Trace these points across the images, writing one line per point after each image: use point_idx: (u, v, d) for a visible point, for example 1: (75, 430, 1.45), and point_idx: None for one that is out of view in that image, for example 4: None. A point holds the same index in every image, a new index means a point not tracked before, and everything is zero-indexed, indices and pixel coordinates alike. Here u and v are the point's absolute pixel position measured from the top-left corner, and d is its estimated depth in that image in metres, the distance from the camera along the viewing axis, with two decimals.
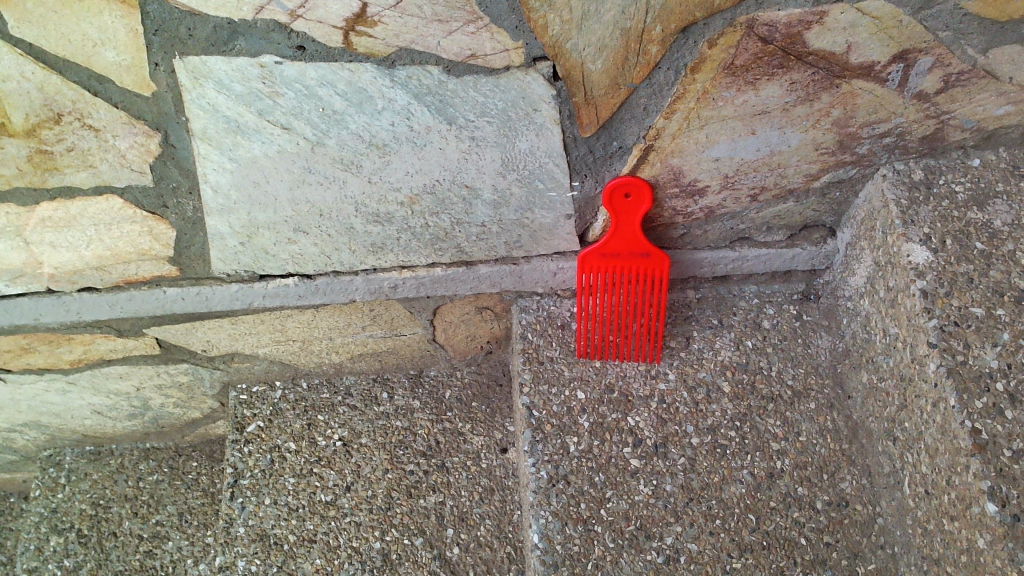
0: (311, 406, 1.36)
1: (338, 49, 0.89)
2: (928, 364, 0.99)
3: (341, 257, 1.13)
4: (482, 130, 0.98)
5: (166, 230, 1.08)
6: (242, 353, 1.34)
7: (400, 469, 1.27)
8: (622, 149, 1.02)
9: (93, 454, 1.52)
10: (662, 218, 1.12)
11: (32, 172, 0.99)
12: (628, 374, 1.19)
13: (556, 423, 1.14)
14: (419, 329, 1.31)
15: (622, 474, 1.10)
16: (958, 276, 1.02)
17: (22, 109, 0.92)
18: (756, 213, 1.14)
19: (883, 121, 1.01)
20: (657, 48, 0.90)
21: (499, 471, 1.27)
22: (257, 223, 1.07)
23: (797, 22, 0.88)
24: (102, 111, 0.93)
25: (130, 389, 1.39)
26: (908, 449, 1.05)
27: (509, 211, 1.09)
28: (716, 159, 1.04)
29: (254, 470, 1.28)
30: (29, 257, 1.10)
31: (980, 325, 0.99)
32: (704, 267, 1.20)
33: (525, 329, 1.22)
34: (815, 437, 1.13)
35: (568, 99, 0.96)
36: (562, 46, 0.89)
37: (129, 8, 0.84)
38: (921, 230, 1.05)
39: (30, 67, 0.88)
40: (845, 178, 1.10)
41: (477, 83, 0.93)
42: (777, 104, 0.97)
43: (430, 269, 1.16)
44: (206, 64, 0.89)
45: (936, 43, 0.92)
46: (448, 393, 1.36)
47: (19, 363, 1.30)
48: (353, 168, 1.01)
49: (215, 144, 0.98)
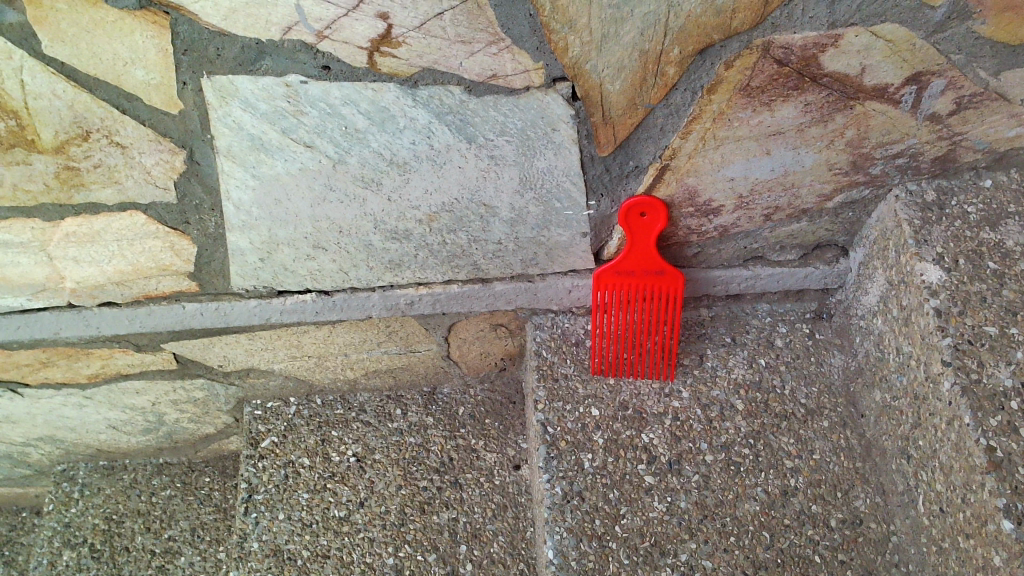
0: (325, 422, 1.37)
1: (363, 69, 0.91)
2: (943, 383, 1.00)
3: (359, 274, 1.15)
4: (501, 149, 1.00)
5: (188, 246, 1.10)
6: (259, 369, 1.35)
7: (413, 485, 1.28)
8: (638, 169, 1.04)
9: (107, 469, 1.53)
10: (676, 237, 1.13)
11: (59, 189, 1.01)
12: (642, 392, 1.19)
13: (570, 440, 1.15)
14: (433, 346, 1.33)
15: (637, 491, 1.11)
16: (971, 295, 1.03)
17: (51, 126, 0.93)
18: (770, 233, 1.15)
19: (896, 142, 1.03)
20: (674, 70, 0.92)
21: (512, 487, 1.27)
22: (277, 239, 1.09)
23: (812, 45, 0.90)
24: (130, 128, 0.95)
25: (146, 404, 1.41)
26: (922, 467, 1.05)
27: (526, 228, 1.10)
28: (731, 179, 1.06)
29: (268, 486, 1.29)
30: (52, 272, 1.12)
31: (994, 344, 1.00)
32: (717, 285, 1.21)
33: (539, 346, 1.23)
34: (828, 455, 1.13)
35: (586, 119, 0.98)
36: (581, 67, 0.91)
37: (160, 28, 0.86)
38: (934, 249, 1.06)
39: (61, 85, 0.90)
40: (858, 199, 1.11)
41: (498, 102, 0.95)
42: (792, 125, 0.99)
43: (446, 286, 1.17)
44: (233, 83, 0.91)
45: (948, 66, 0.94)
46: (461, 410, 1.37)
47: (38, 377, 1.32)
48: (373, 186, 1.03)
49: (239, 161, 0.99)
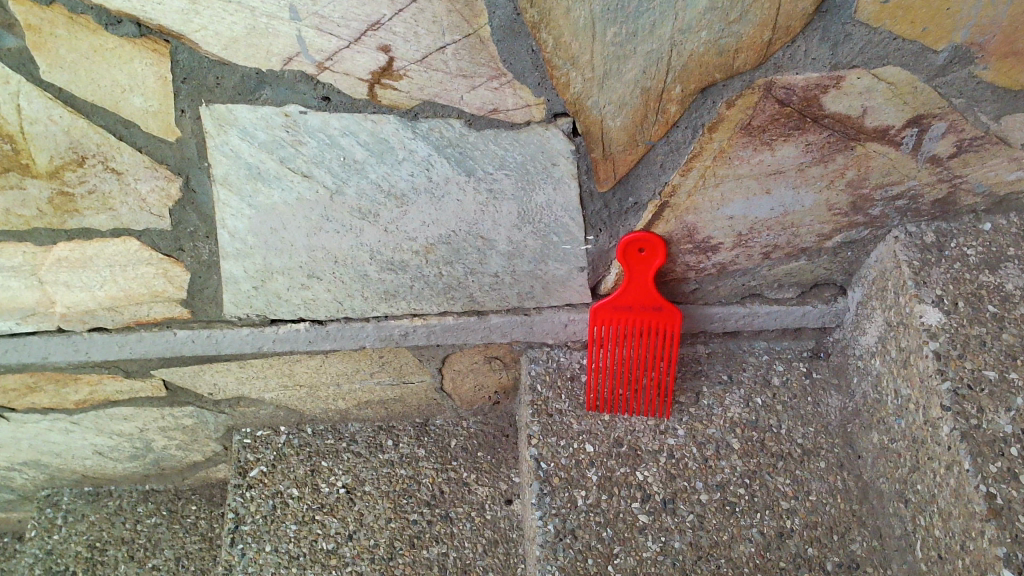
0: (315, 451, 1.35)
1: (363, 101, 0.90)
2: (942, 427, 0.99)
3: (354, 304, 1.13)
4: (500, 183, 0.99)
5: (181, 273, 1.09)
6: (249, 398, 1.33)
7: (404, 518, 1.26)
8: (637, 205, 1.03)
9: (92, 495, 1.50)
10: (674, 273, 1.13)
11: (53, 214, 1.00)
12: (637, 428, 1.18)
13: (564, 476, 1.13)
14: (427, 377, 1.31)
15: (630, 530, 1.09)
16: (971, 339, 1.02)
17: (47, 151, 0.93)
18: (768, 271, 1.14)
19: (896, 183, 1.03)
20: (675, 108, 0.92)
21: (504, 523, 1.26)
22: (272, 268, 1.07)
23: (814, 86, 0.90)
24: (126, 154, 0.94)
25: (134, 430, 1.39)
26: (920, 512, 1.04)
27: (523, 262, 1.09)
28: (730, 217, 1.05)
29: (255, 516, 1.27)
30: (42, 296, 1.10)
31: (994, 389, 0.99)
32: (715, 322, 1.20)
33: (534, 380, 1.22)
34: (825, 496, 1.12)
35: (586, 154, 0.97)
36: (583, 103, 0.91)
37: (160, 56, 0.85)
38: (933, 291, 1.05)
39: (58, 111, 0.89)
40: (857, 238, 1.11)
41: (498, 136, 0.95)
42: (793, 164, 0.99)
43: (441, 318, 1.16)
44: (232, 112, 0.91)
45: (950, 110, 0.94)
46: (453, 442, 1.36)
47: (24, 402, 1.30)
48: (370, 217, 1.02)
49: (235, 190, 0.99)
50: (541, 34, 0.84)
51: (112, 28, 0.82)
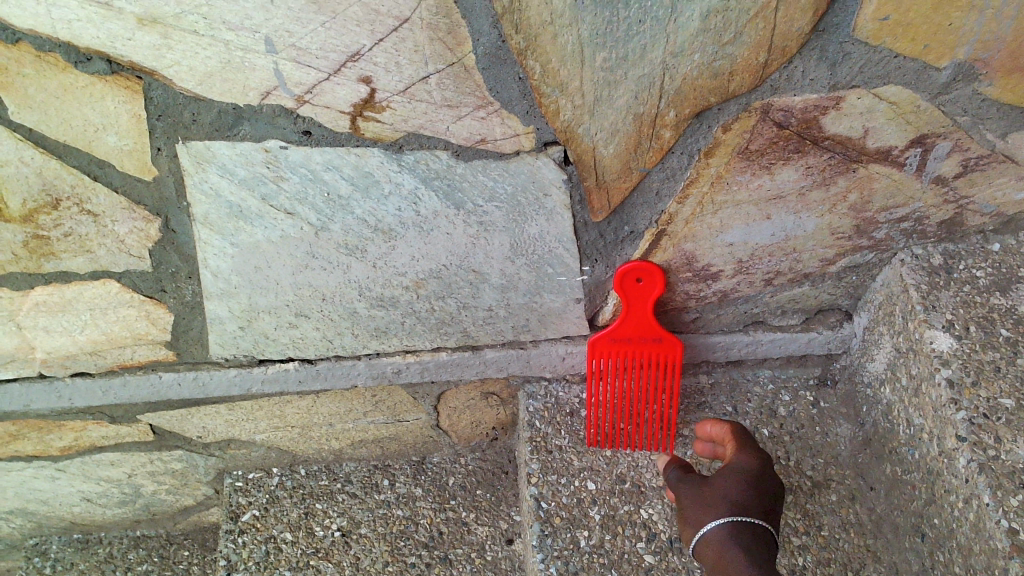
0: (309, 493, 1.31)
1: (346, 134, 0.87)
2: (959, 459, 0.94)
3: (344, 342, 1.10)
4: (491, 215, 0.96)
5: (165, 315, 1.05)
6: (239, 440, 1.29)
7: (401, 562, 1.21)
8: (633, 234, 1.00)
9: (82, 543, 1.45)
10: (674, 302, 1.09)
11: (28, 258, 0.96)
12: (640, 464, 1.14)
13: (565, 516, 1.09)
14: (422, 415, 1.27)
15: (636, 571, 1.04)
16: (984, 364, 0.98)
17: (19, 194, 0.89)
18: (771, 297, 1.11)
19: (901, 205, 0.99)
20: (670, 133, 0.88)
21: (504, 563, 1.20)
22: (258, 307, 1.04)
23: (813, 108, 0.87)
24: (102, 195, 0.91)
25: (122, 475, 1.34)
26: (939, 547, 0.99)
27: (517, 295, 1.05)
28: (730, 244, 1.02)
29: (248, 563, 1.22)
30: (21, 342, 1.06)
31: (1012, 417, 0.94)
32: (717, 351, 1.17)
33: (532, 416, 1.19)
34: (837, 531, 1.07)
35: (579, 183, 0.94)
36: (574, 130, 0.87)
37: (133, 93, 0.82)
38: (943, 316, 1.01)
39: (29, 152, 0.86)
40: (862, 262, 1.07)
41: (487, 167, 0.91)
42: (793, 189, 0.95)
43: (434, 354, 1.12)
44: (210, 148, 0.88)
45: (954, 128, 0.90)
46: (452, 480, 1.32)
47: (7, 450, 1.26)
48: (358, 253, 0.98)
49: (217, 229, 0.95)
50: (528, 61, 0.81)
51: (81, 66, 0.79)
